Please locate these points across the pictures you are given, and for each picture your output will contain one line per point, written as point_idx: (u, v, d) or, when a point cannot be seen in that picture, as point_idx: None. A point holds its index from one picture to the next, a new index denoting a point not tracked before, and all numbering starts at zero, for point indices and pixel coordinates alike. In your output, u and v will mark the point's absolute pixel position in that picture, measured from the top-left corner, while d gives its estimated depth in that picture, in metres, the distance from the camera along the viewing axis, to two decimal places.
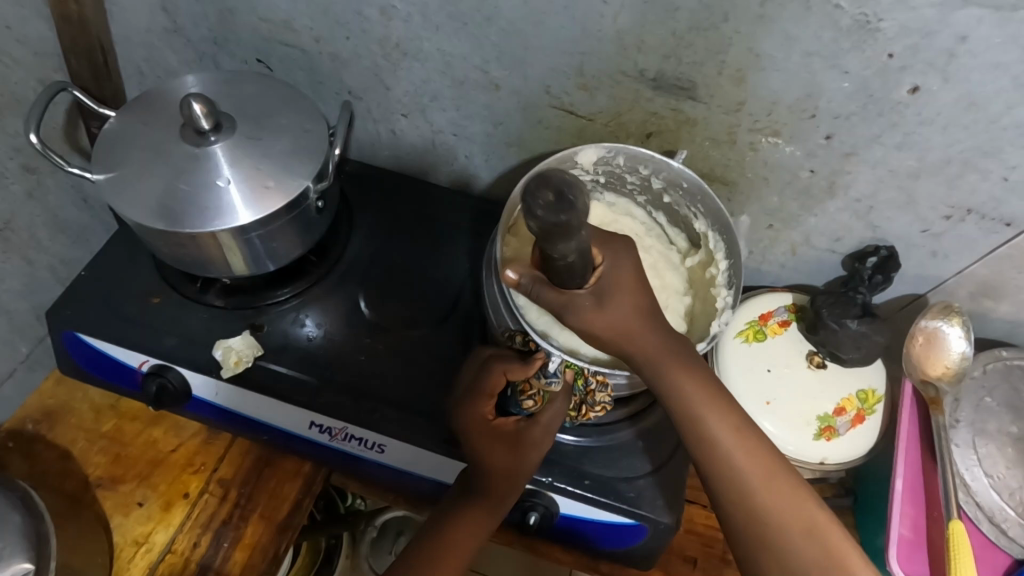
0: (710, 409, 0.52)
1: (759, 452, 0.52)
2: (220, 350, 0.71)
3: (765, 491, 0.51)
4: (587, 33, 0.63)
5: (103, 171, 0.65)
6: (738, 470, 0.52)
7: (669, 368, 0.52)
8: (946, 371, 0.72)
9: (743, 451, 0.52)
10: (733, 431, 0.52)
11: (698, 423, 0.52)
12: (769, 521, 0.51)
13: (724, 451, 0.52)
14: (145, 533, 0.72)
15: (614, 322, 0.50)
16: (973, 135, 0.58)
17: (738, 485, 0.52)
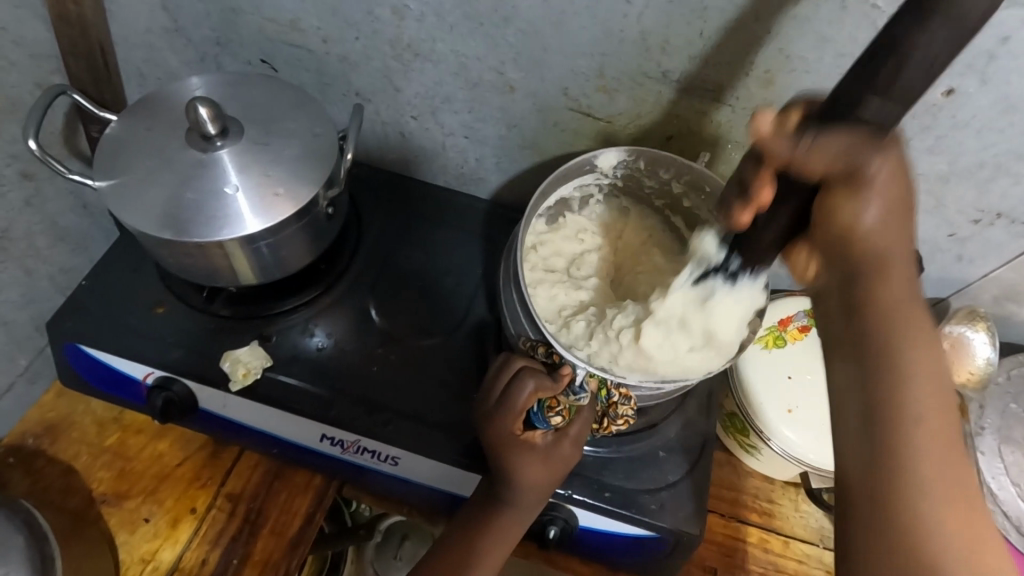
0: (914, 343, 0.42)
1: (939, 388, 0.41)
2: (227, 362, 0.69)
3: (929, 438, 0.40)
4: (608, 33, 0.61)
5: (105, 177, 0.63)
6: (911, 414, 0.41)
7: (892, 284, 0.43)
8: (970, 377, 0.70)
9: (931, 399, 0.41)
10: (928, 382, 0.41)
11: (886, 346, 0.42)
12: (914, 490, 0.40)
13: (911, 397, 0.41)
14: (152, 550, 0.70)
15: (876, 181, 0.42)
16: (1008, 138, 0.56)
17: (896, 434, 0.40)
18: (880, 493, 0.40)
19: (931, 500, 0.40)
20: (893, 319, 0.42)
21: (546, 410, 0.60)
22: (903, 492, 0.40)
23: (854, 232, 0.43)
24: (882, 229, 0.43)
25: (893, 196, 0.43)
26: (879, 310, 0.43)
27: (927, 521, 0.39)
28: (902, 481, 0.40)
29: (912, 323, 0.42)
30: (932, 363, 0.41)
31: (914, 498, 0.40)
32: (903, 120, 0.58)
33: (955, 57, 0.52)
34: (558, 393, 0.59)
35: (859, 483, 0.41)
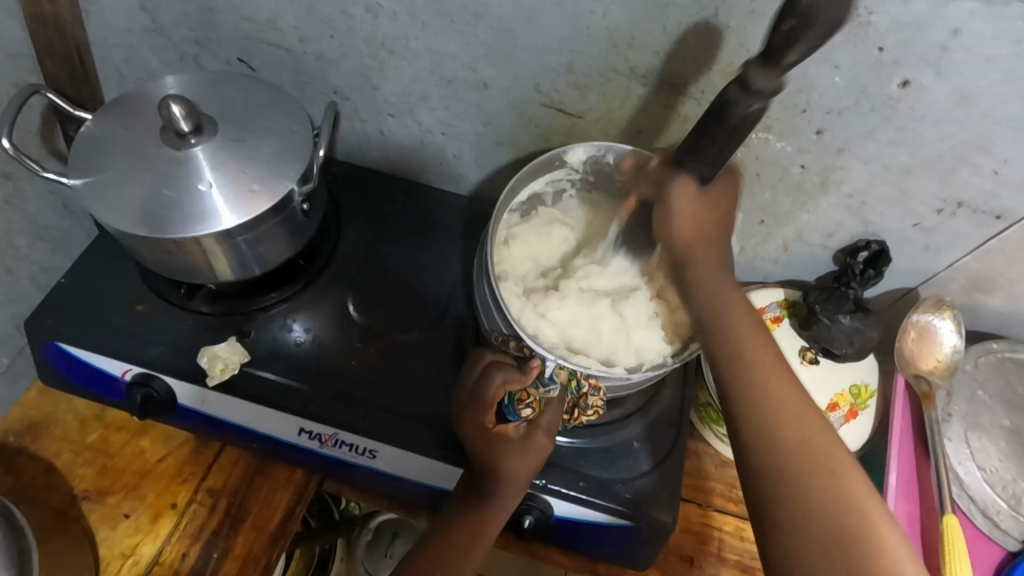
0: (744, 330, 0.51)
1: (783, 396, 0.48)
2: (205, 357, 0.70)
3: (794, 425, 0.47)
4: (576, 30, 0.62)
5: (80, 176, 0.64)
6: (771, 407, 0.47)
7: (704, 281, 0.53)
8: (938, 365, 0.73)
9: (774, 385, 0.48)
10: (780, 380, 0.48)
11: (751, 378, 0.49)
12: (783, 484, 0.45)
13: (767, 409, 0.47)
14: (133, 545, 0.70)
15: (683, 209, 0.53)
16: (965, 129, 0.58)
17: (761, 416, 0.47)
18: (764, 478, 0.46)
19: (805, 474, 0.45)
20: (727, 322, 0.51)
21: (516, 401, 0.61)
22: (808, 467, 0.45)
23: (670, 242, 0.54)
24: (694, 230, 0.53)
25: (710, 205, 0.53)
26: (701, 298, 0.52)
27: (814, 512, 0.44)
28: (778, 479, 0.45)
29: (711, 286, 0.53)
30: (774, 368, 0.49)
31: (795, 471, 0.45)
32: (863, 113, 0.59)
33: (909, 50, 0.54)
34: (527, 385, 0.60)
35: (755, 474, 0.47)
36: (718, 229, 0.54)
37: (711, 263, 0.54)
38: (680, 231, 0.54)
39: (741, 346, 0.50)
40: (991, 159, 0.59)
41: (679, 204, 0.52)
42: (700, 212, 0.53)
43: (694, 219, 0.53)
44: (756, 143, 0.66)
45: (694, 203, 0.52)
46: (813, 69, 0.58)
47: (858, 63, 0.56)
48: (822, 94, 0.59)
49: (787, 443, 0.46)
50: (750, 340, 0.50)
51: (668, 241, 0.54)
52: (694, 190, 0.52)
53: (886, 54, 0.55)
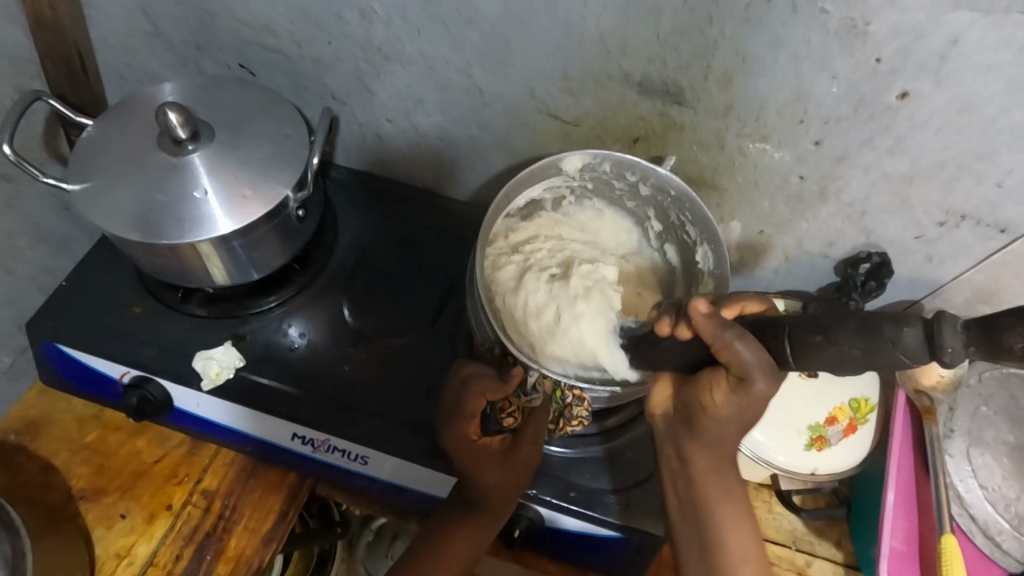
0: (716, 482, 0.58)
1: (723, 487, 0.58)
2: (199, 360, 0.70)
3: (729, 526, 0.58)
4: (569, 36, 0.62)
5: (78, 181, 0.64)
6: (727, 558, 0.58)
7: (699, 457, 0.57)
8: (940, 380, 0.69)
9: (735, 537, 0.58)
10: (735, 526, 0.58)
11: (716, 530, 0.58)
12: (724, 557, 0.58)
13: (732, 555, 0.58)
14: (127, 545, 0.71)
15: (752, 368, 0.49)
16: (967, 138, 0.56)
17: (711, 523, 0.58)
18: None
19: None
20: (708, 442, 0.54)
21: (498, 411, 0.63)
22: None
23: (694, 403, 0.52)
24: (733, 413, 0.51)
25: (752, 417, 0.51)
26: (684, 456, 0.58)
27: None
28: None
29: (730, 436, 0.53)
30: (740, 517, 0.59)
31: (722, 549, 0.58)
32: (862, 121, 0.58)
33: (906, 59, 0.53)
34: (507, 393, 0.61)
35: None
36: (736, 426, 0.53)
37: (729, 429, 0.53)
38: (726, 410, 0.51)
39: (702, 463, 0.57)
40: (994, 169, 0.58)
41: (748, 356, 0.47)
42: (757, 413, 0.50)
43: (748, 412, 0.50)
44: (753, 152, 0.65)
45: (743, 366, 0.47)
46: (810, 78, 0.57)
47: (855, 72, 0.55)
48: (820, 103, 0.58)
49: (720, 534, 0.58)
50: (714, 455, 0.56)
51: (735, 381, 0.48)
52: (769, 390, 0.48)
53: (883, 63, 0.53)
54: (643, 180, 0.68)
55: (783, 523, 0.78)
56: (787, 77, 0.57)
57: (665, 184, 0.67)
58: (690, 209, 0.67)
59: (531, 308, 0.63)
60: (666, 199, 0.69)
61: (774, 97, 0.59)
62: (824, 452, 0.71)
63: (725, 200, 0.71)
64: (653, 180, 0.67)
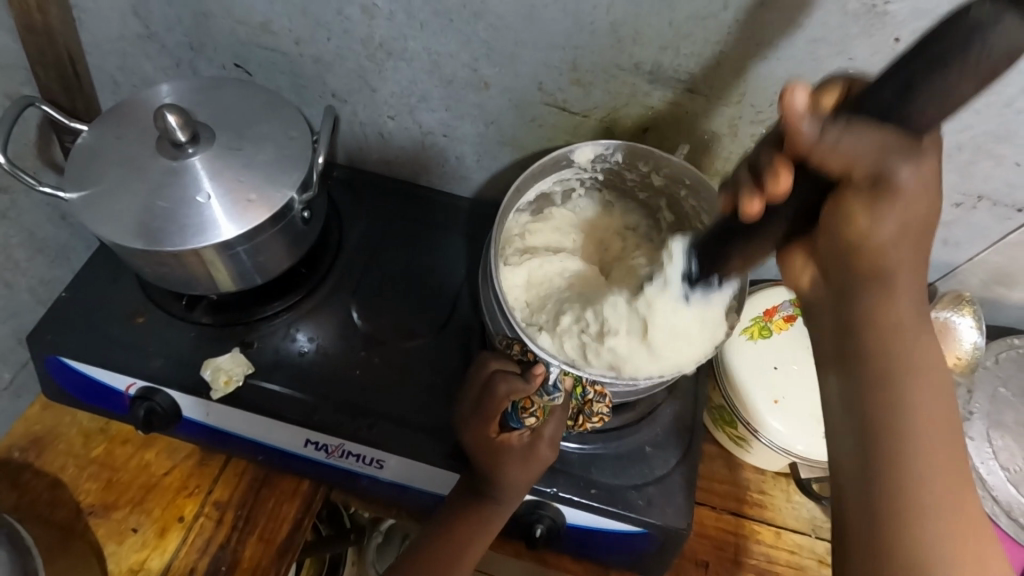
0: (908, 318, 0.43)
1: (937, 392, 0.43)
2: (208, 369, 0.69)
3: (928, 452, 0.41)
4: (579, 27, 0.60)
5: (77, 189, 0.62)
6: (912, 456, 0.41)
7: (914, 300, 0.43)
8: (957, 362, 0.70)
9: (916, 385, 0.42)
10: (935, 384, 0.43)
11: (899, 361, 0.43)
12: (913, 503, 0.41)
13: (916, 408, 0.42)
14: (140, 560, 0.70)
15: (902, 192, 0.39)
16: (986, 120, 0.56)
17: (910, 450, 0.41)
18: (879, 466, 0.42)
19: (938, 517, 0.41)
20: (886, 319, 0.43)
21: (519, 410, 0.59)
22: (898, 437, 0.42)
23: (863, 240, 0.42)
24: (894, 235, 0.41)
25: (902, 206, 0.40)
26: (895, 290, 0.43)
27: (912, 483, 0.41)
28: (893, 476, 0.41)
29: (913, 336, 0.43)
30: (940, 414, 0.42)
31: (922, 489, 0.41)
32: None
33: None
34: (531, 393, 0.58)
35: (871, 462, 0.42)
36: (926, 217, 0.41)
37: (910, 260, 0.42)
38: (889, 227, 0.41)
39: (873, 339, 0.43)
40: (1013, 150, 0.57)
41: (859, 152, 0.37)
42: (909, 222, 0.41)
43: (906, 216, 0.41)
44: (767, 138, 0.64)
45: (869, 160, 0.37)
46: (827, 63, 0.56)
47: (874, 54, 0.54)
48: None
49: (915, 451, 0.41)
50: (905, 318, 0.43)
51: (879, 175, 0.38)
52: (931, 167, 0.39)
53: (903, 44, 0.52)
54: (656, 170, 0.67)
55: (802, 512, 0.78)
56: (804, 62, 0.56)
57: (679, 173, 0.65)
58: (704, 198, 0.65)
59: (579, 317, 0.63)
60: (680, 188, 0.67)
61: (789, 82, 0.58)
62: None
63: None
64: (667, 170, 0.66)
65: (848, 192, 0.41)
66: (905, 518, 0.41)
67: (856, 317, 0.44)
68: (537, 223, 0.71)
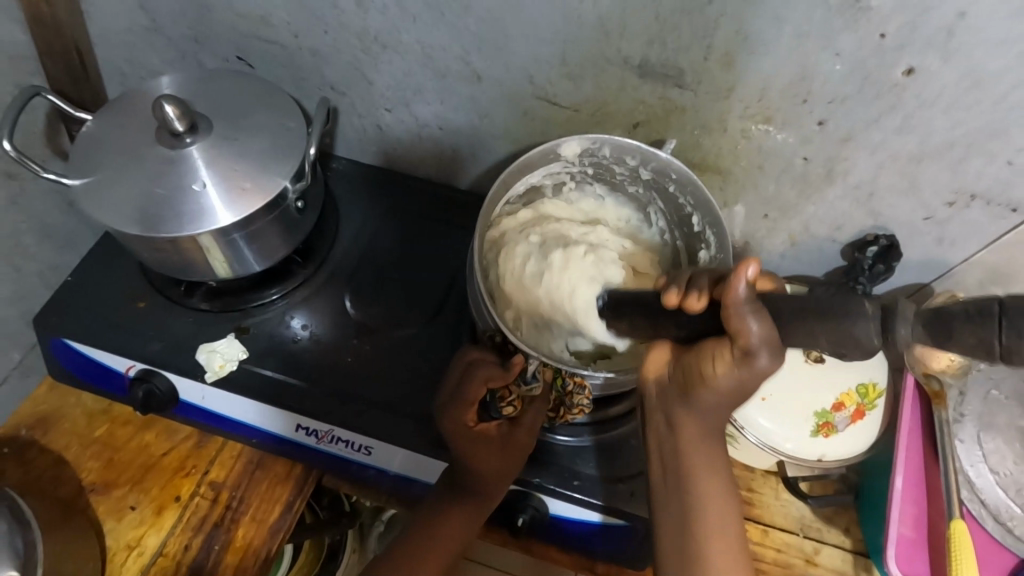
0: (700, 448, 0.51)
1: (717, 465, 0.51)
2: (203, 353, 0.71)
3: (710, 508, 0.51)
4: (568, 20, 0.61)
5: (80, 176, 0.64)
6: (697, 504, 0.51)
7: (699, 457, 0.51)
8: (950, 364, 0.66)
9: (710, 510, 0.51)
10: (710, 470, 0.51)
11: (682, 438, 0.51)
12: (698, 543, 0.51)
13: (702, 526, 0.51)
14: (138, 536, 0.72)
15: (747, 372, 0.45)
16: (976, 116, 0.55)
17: (689, 497, 0.51)
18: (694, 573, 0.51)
19: (714, 555, 0.51)
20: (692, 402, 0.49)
21: (497, 399, 0.61)
22: (709, 541, 0.51)
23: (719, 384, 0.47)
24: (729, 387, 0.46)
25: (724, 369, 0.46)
26: (689, 446, 0.51)
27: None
28: (685, 517, 0.52)
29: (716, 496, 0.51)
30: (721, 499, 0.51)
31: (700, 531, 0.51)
32: (867, 100, 0.57)
33: (913, 33, 0.51)
34: (510, 381, 0.60)
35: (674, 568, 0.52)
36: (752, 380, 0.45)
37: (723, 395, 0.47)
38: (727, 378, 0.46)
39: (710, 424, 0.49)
40: (1005, 148, 0.57)
41: (740, 324, 0.44)
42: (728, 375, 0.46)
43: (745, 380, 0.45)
44: (756, 134, 0.64)
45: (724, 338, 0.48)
46: (814, 57, 0.55)
47: (860, 49, 0.54)
48: (823, 82, 0.57)
49: (698, 507, 0.51)
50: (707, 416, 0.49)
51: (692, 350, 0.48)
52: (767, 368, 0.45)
53: (888, 38, 0.52)
54: (643, 164, 0.67)
55: (791, 509, 0.77)
56: (789, 56, 0.56)
57: (665, 168, 0.66)
58: (690, 192, 0.66)
59: (562, 288, 0.64)
60: (667, 183, 0.68)
61: (776, 78, 0.58)
62: (832, 437, 0.70)
63: (728, 184, 0.70)
64: (654, 164, 0.66)
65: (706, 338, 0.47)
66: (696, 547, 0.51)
67: (676, 462, 0.52)
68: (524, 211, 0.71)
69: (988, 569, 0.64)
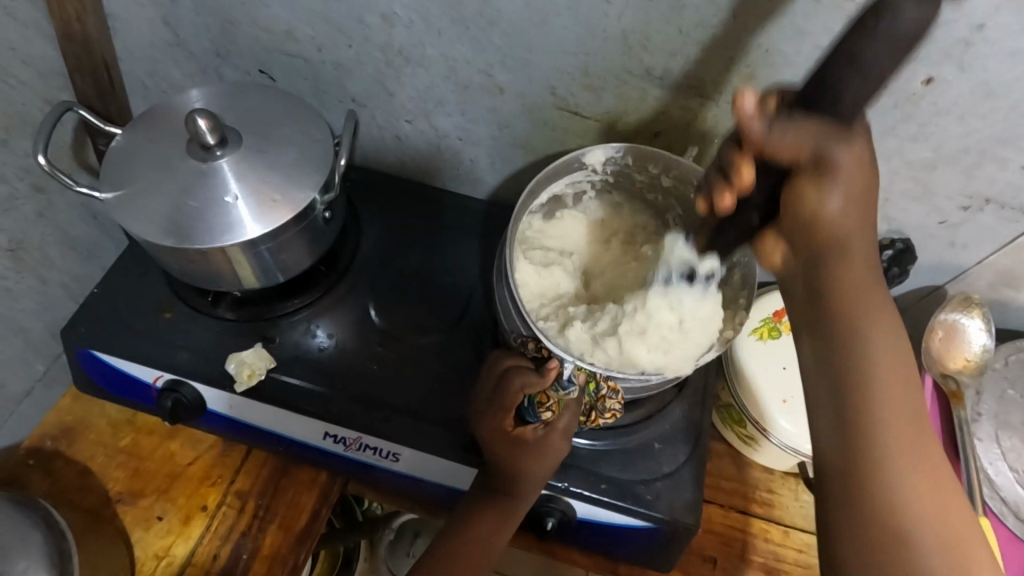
0: (890, 358, 0.46)
1: (900, 372, 0.46)
2: (233, 363, 0.72)
3: (896, 431, 0.45)
4: (591, 34, 0.62)
5: (111, 190, 0.65)
6: (879, 404, 0.46)
7: (868, 330, 0.46)
8: (967, 363, 0.71)
9: (900, 429, 0.46)
10: (895, 381, 0.46)
11: (860, 356, 0.46)
12: (880, 474, 0.45)
13: (879, 416, 0.46)
14: (165, 546, 0.72)
15: (845, 170, 0.43)
16: (990, 124, 0.57)
17: (872, 414, 0.46)
18: (871, 505, 0.45)
19: (908, 479, 0.45)
20: (860, 305, 0.46)
21: (536, 404, 0.61)
22: (881, 474, 0.45)
23: (822, 214, 0.44)
24: (845, 218, 0.45)
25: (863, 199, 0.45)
26: (868, 350, 0.46)
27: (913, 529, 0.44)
28: (862, 416, 0.46)
29: (906, 395, 0.46)
30: (905, 398, 0.46)
31: (885, 467, 0.45)
32: (884, 109, 0.59)
33: (930, 45, 0.53)
34: (546, 387, 0.61)
35: (840, 478, 0.46)
36: (870, 202, 0.45)
37: (862, 241, 0.46)
38: (837, 203, 0.44)
39: (844, 276, 0.46)
40: (1018, 154, 0.58)
41: (832, 149, 0.42)
42: (865, 251, 0.46)
43: (850, 190, 0.44)
44: None
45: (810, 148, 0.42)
46: None
47: None
48: None
49: (877, 424, 0.46)
50: (858, 269, 0.46)
51: (821, 158, 0.42)
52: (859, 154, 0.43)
53: (908, 50, 0.54)
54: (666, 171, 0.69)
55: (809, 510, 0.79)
56: (809, 67, 0.58)
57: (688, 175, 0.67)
58: None
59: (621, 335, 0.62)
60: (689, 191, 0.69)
61: (796, 87, 0.59)
62: None
63: None
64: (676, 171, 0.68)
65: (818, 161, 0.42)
66: (866, 475, 0.45)
67: (861, 375, 0.46)
68: (542, 237, 0.71)
69: (1012, 566, 0.65)
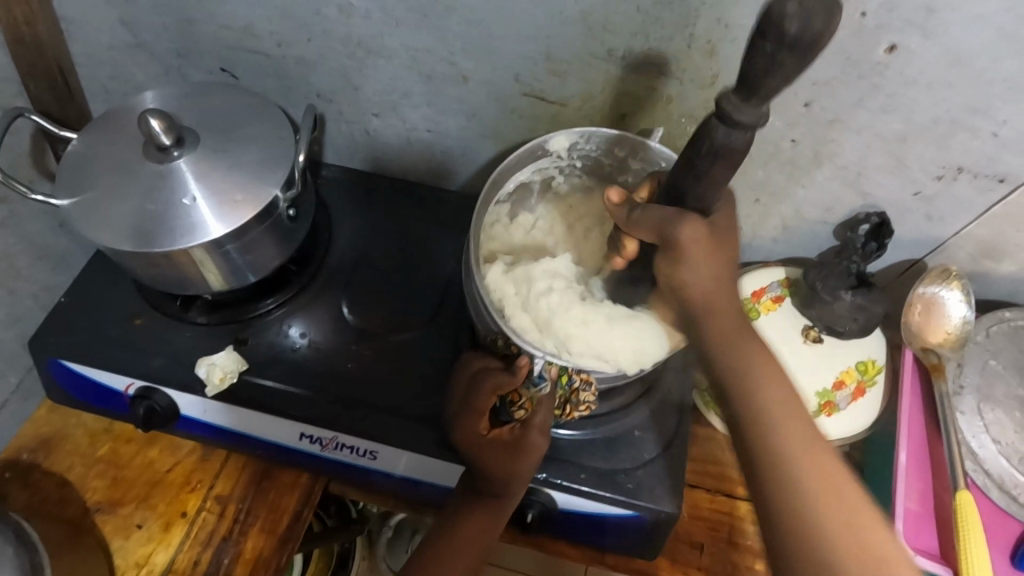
0: (760, 366, 0.47)
1: (772, 367, 0.47)
2: (203, 367, 0.70)
3: (782, 415, 0.46)
4: (550, 16, 0.61)
5: (68, 196, 0.64)
6: (765, 408, 0.46)
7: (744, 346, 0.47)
8: (947, 337, 0.71)
9: (787, 422, 0.46)
10: (769, 372, 0.47)
11: (713, 335, 0.48)
12: (781, 467, 0.45)
13: (764, 407, 0.46)
14: (146, 554, 0.72)
15: (687, 249, 0.47)
16: (959, 91, 0.56)
17: (760, 416, 0.46)
18: (771, 486, 0.45)
19: (800, 468, 0.45)
20: (712, 307, 0.48)
21: (508, 403, 0.63)
22: (785, 468, 0.45)
23: (683, 292, 0.48)
24: (710, 290, 0.48)
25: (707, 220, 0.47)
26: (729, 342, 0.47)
27: (807, 512, 0.43)
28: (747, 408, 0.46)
29: (782, 389, 0.47)
30: (786, 398, 0.47)
31: (794, 472, 0.45)
32: (851, 81, 0.57)
33: (893, 13, 0.52)
34: (517, 385, 0.61)
35: (757, 463, 0.46)
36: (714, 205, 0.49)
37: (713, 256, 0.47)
38: (686, 229, 0.47)
39: (705, 276, 0.47)
40: (989, 121, 0.57)
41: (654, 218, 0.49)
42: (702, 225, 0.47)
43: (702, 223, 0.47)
44: None
45: (655, 230, 0.49)
46: None
47: (841, 30, 0.54)
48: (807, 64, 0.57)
49: (775, 421, 0.46)
50: (701, 246, 0.47)
51: (667, 242, 0.48)
52: (699, 227, 0.47)
53: (869, 18, 0.52)
54: (631, 155, 0.68)
55: None
56: None
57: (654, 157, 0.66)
58: None
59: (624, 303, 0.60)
60: None
61: None
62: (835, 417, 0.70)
63: None
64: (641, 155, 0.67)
65: (695, 150, 0.45)
66: (774, 469, 0.45)
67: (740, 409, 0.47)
68: (509, 226, 0.71)
69: (998, 540, 0.64)
